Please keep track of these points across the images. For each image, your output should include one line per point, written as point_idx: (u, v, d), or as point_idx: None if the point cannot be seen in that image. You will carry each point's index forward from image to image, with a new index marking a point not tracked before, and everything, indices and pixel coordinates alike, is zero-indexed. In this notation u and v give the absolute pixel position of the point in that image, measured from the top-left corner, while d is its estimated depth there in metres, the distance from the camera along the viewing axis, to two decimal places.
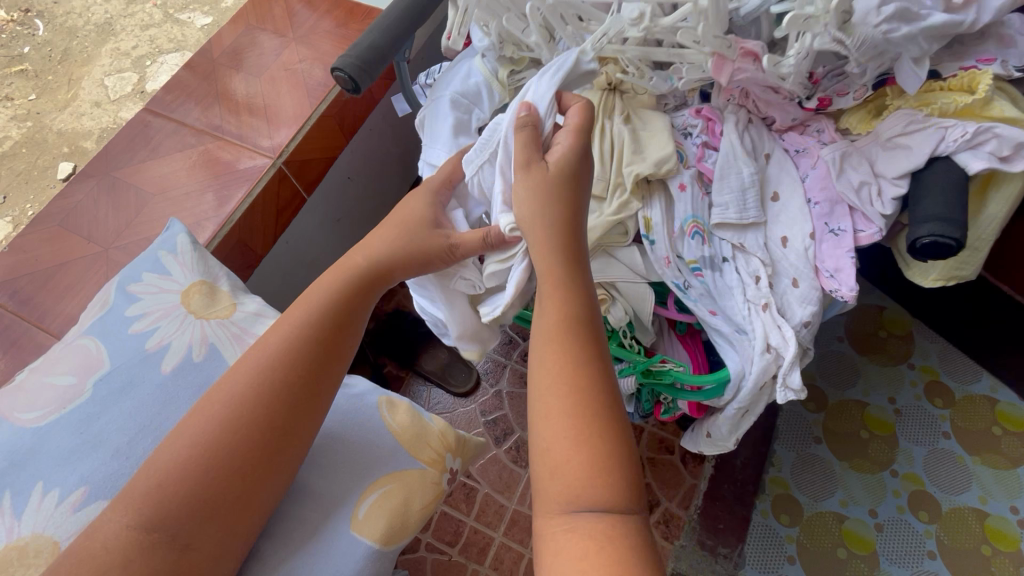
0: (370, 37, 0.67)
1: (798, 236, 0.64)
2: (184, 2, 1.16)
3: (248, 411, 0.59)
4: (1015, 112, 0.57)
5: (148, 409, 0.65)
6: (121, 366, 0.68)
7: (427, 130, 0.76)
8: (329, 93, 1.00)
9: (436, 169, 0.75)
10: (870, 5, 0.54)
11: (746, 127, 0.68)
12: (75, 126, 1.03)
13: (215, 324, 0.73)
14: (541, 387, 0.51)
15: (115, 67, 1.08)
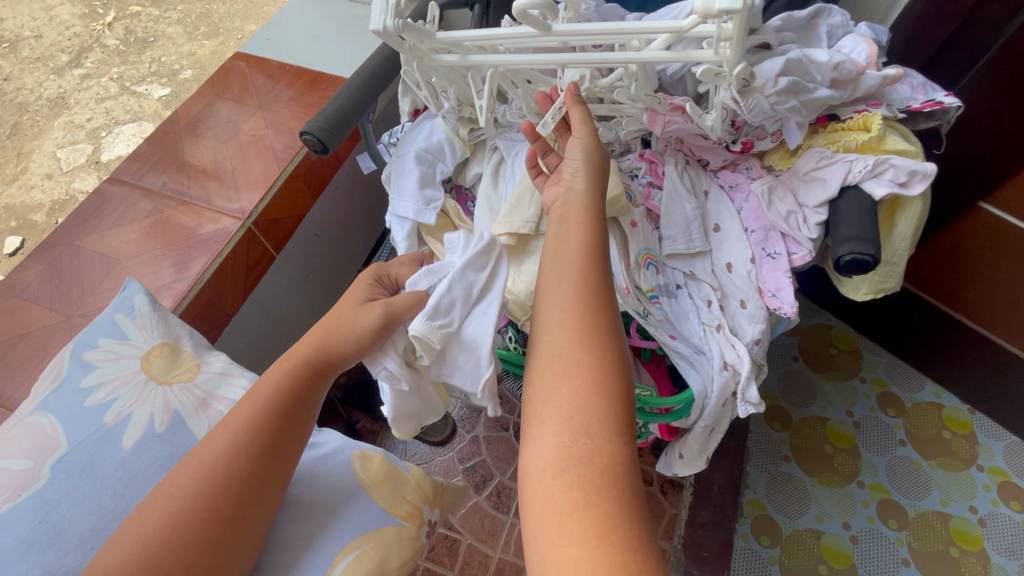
0: (336, 103, 0.73)
1: (740, 261, 0.71)
2: (140, 74, 1.18)
3: (225, 476, 0.57)
4: (904, 145, 0.66)
5: (114, 490, 0.62)
6: (80, 445, 0.64)
7: (394, 184, 0.81)
8: (296, 155, 1.04)
9: (405, 220, 0.79)
10: (769, 75, 0.59)
11: (684, 168, 0.76)
12: (24, 200, 1.02)
13: (178, 390, 0.71)
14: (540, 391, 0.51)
15: (69, 139, 1.08)
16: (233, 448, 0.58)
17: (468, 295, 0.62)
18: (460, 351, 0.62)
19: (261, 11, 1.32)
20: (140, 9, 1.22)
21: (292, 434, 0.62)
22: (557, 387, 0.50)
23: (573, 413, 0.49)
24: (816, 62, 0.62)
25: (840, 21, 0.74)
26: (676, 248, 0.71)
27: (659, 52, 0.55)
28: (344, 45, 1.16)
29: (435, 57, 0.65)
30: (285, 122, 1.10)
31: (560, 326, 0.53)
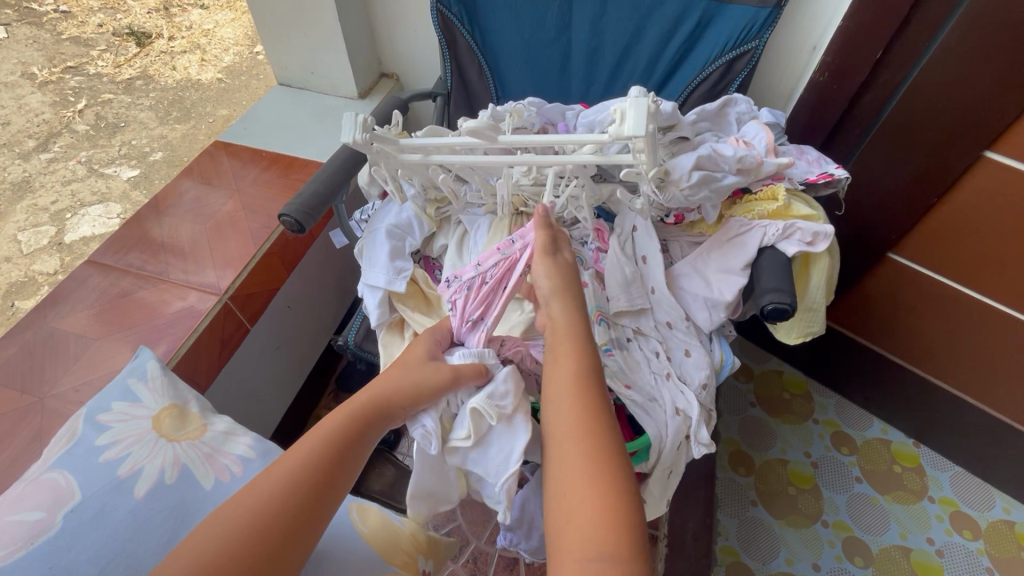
0: (312, 187, 0.80)
1: (678, 318, 0.80)
2: (109, 156, 1.24)
3: (279, 512, 0.58)
4: (807, 210, 0.77)
5: (127, 537, 0.62)
6: (93, 495, 0.64)
7: (366, 257, 0.87)
8: (273, 233, 1.11)
9: (376, 289, 0.85)
10: (683, 172, 0.71)
11: (627, 237, 0.85)
12: None
13: (188, 445, 0.72)
14: (563, 441, 0.60)
15: (31, 222, 1.11)
16: (290, 486, 0.60)
17: (518, 395, 0.70)
18: (500, 439, 0.69)
19: (234, 98, 1.43)
20: (113, 97, 1.31)
21: (338, 483, 0.63)
22: (567, 447, 0.59)
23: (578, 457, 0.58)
24: (724, 156, 0.74)
25: (746, 108, 0.88)
26: (620, 305, 0.79)
27: (587, 157, 0.66)
28: (315, 132, 1.27)
29: (401, 155, 0.74)
30: (260, 202, 1.17)
31: (559, 389, 0.63)
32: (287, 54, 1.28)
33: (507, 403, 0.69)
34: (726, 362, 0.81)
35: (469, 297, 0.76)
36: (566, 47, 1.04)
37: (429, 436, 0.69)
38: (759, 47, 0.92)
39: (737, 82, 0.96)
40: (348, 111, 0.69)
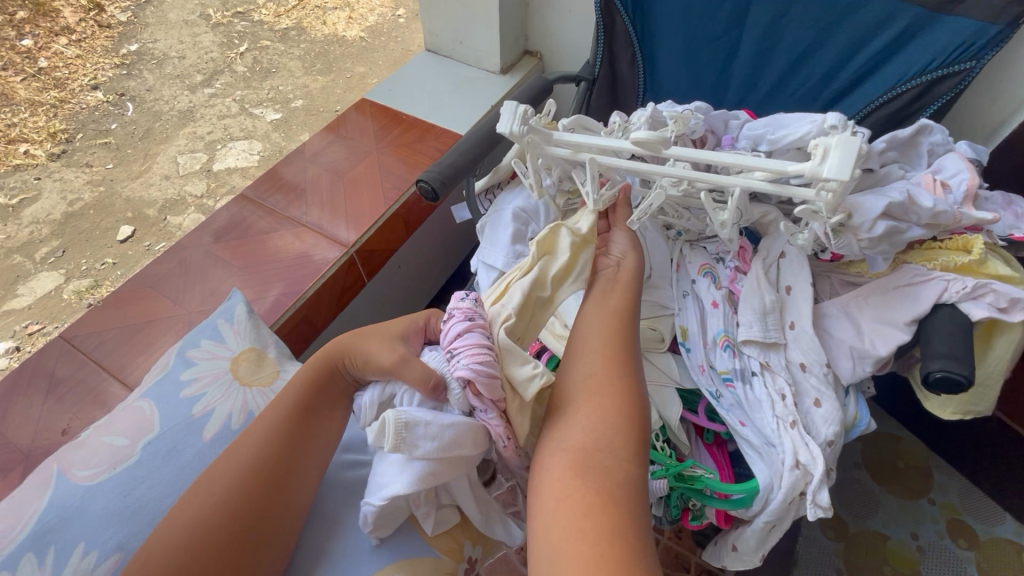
0: (451, 158, 0.82)
1: (816, 363, 0.71)
2: (258, 98, 1.35)
3: (239, 504, 0.59)
4: (1007, 271, 0.65)
5: (187, 477, 0.68)
6: (170, 431, 0.71)
7: (488, 235, 0.87)
8: (403, 194, 1.14)
9: (492, 269, 0.85)
10: (865, 220, 0.62)
11: (771, 261, 0.78)
12: (141, 195, 1.17)
13: (257, 394, 0.77)
14: (593, 357, 0.61)
15: (189, 147, 1.25)
16: (263, 445, 0.62)
17: (448, 435, 0.57)
18: (394, 465, 0.60)
19: (372, 57, 1.47)
20: (269, 44, 1.42)
21: (312, 440, 0.65)
22: (598, 367, 0.60)
23: (584, 431, 0.55)
24: (919, 205, 0.63)
25: (942, 139, 0.76)
26: (751, 335, 0.72)
27: (760, 183, 0.60)
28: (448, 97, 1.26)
29: (549, 147, 0.73)
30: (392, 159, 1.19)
31: (602, 339, 0.62)
32: (440, 21, 1.29)
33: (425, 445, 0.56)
34: (859, 421, 0.72)
35: (469, 350, 0.60)
36: (735, 43, 0.95)
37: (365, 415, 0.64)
38: (976, 69, 0.78)
39: (934, 106, 0.83)
40: (509, 103, 0.70)
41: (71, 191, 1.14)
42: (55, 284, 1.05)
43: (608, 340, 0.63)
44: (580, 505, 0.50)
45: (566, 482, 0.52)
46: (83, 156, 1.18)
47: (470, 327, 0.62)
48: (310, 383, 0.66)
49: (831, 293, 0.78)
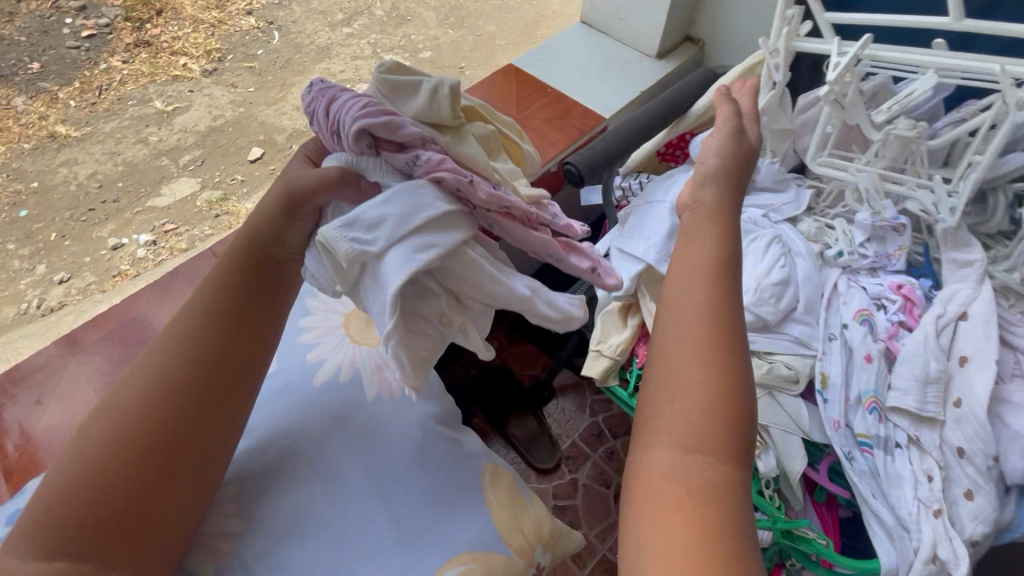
0: (598, 141, 0.79)
1: (979, 453, 0.62)
2: (390, 45, 1.51)
3: (154, 415, 0.55)
4: None
5: (295, 416, 0.68)
6: (287, 370, 0.72)
7: (634, 227, 0.79)
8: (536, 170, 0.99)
9: (636, 263, 0.75)
10: None
11: (947, 324, 0.68)
12: (275, 120, 1.47)
13: (365, 351, 0.74)
14: (676, 333, 0.54)
15: (321, 78, 1.52)
16: (193, 334, 0.59)
17: (395, 227, 0.50)
18: (371, 285, 0.50)
19: (505, 17, 1.49)
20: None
21: (243, 338, 0.61)
22: (676, 349, 0.53)
23: (690, 418, 0.49)
24: None
25: None
26: (905, 402, 0.64)
27: None
28: (591, 63, 1.16)
29: (800, 40, 0.73)
30: (540, 123, 1.04)
31: (687, 306, 0.54)
32: None
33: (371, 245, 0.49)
34: (1015, 526, 0.63)
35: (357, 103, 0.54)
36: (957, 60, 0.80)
37: (320, 278, 0.54)
38: None
39: None
40: None
41: (217, 107, 1.51)
42: (193, 191, 1.41)
43: (685, 306, 0.54)
44: (685, 510, 0.46)
45: (667, 473, 0.48)
46: (235, 78, 1.55)
47: (333, 97, 0.56)
48: (236, 273, 0.61)
49: (1014, 370, 0.66)
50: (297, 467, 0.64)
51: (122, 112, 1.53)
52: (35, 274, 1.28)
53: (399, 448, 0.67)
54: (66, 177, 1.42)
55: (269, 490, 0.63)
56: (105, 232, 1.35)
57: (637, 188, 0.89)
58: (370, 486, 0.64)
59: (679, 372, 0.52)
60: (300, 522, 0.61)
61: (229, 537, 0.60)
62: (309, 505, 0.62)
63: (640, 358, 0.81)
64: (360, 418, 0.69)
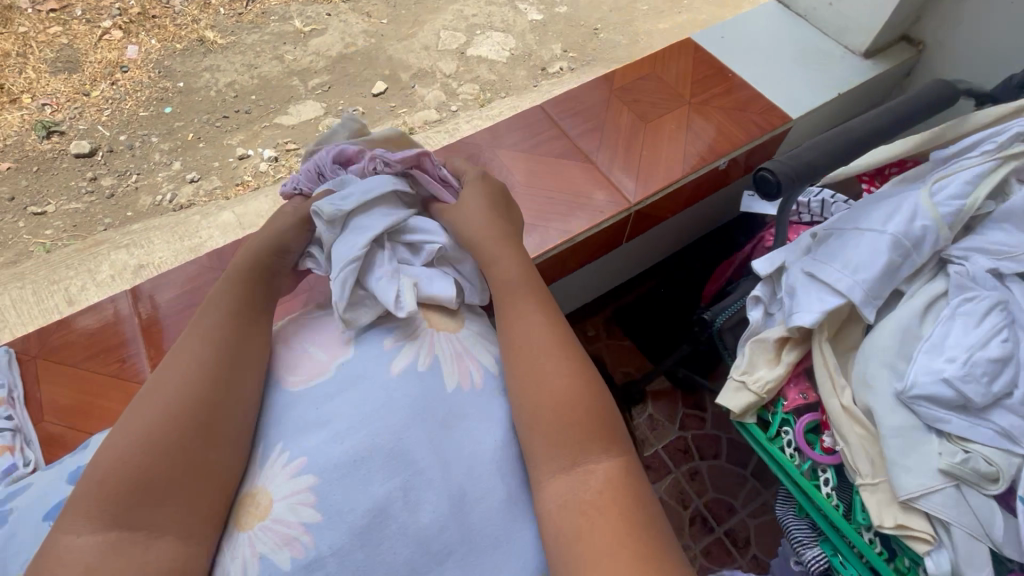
0: (809, 153, 0.67)
1: None
2: (498, 16, 1.88)
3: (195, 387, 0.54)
4: None
5: (369, 404, 0.57)
6: (361, 356, 0.61)
7: (836, 254, 0.70)
8: (705, 165, 0.88)
9: (840, 293, 0.67)
10: None
11: None
12: (406, 60, 1.81)
13: (444, 337, 0.64)
14: (532, 347, 0.61)
15: (448, 28, 1.87)
16: (199, 342, 0.58)
17: (359, 198, 0.71)
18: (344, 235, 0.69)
19: None
20: None
21: (250, 335, 0.61)
22: (537, 357, 0.60)
23: (560, 395, 0.57)
24: None
25: None
26: None
27: None
28: (782, 48, 1.03)
29: None
30: (714, 113, 0.93)
31: (534, 320, 0.62)
32: None
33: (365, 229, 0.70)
34: None
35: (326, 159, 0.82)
36: None
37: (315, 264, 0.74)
38: None
39: None
40: None
41: (344, 40, 1.86)
42: (317, 115, 1.71)
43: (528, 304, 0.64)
44: (591, 476, 0.53)
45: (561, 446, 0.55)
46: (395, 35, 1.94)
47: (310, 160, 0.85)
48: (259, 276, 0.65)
49: None
50: (374, 464, 0.54)
51: (266, 28, 1.90)
52: (171, 169, 1.62)
53: (484, 452, 0.58)
54: (207, 82, 1.79)
55: (341, 486, 0.52)
56: (235, 141, 1.67)
57: (819, 208, 0.84)
58: (456, 494, 0.55)
59: (521, 343, 0.61)
60: (381, 527, 0.52)
61: (298, 537, 0.50)
62: (391, 508, 0.52)
63: (789, 401, 0.71)
64: (444, 411, 0.58)
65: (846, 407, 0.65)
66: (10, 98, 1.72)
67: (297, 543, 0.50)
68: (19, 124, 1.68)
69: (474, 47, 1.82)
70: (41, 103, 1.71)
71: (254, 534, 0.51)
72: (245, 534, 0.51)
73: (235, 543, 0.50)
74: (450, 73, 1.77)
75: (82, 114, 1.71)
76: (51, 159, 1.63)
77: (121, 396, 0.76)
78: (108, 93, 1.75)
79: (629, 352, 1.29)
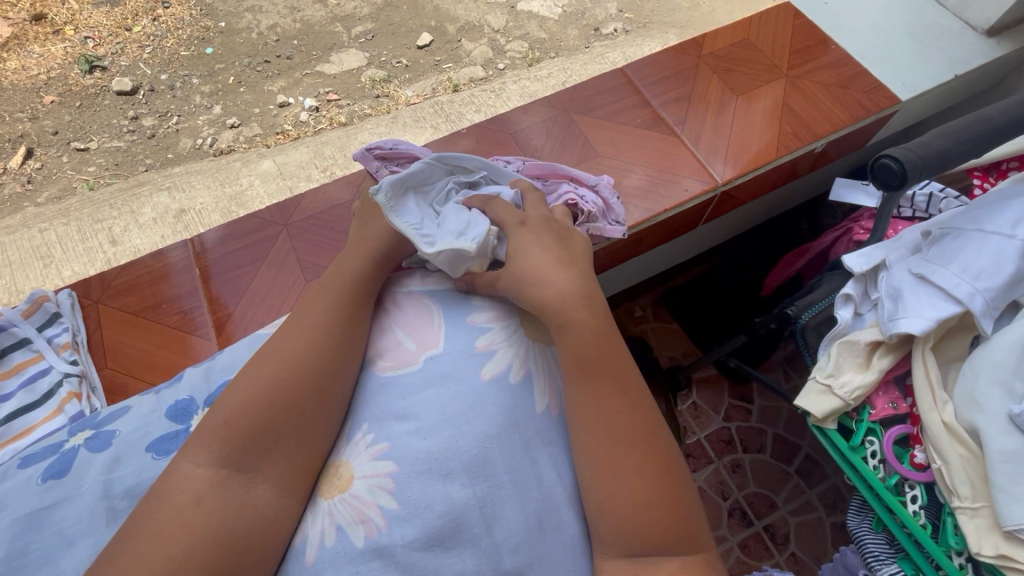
0: (942, 142, 0.59)
1: None
2: None
3: (320, 366, 0.55)
4: None
5: (457, 407, 0.56)
6: (450, 354, 0.60)
7: (954, 258, 0.64)
8: (802, 147, 0.81)
9: (957, 302, 0.62)
10: None
11: None
12: (454, 12, 1.71)
13: (537, 351, 0.62)
14: (599, 419, 0.54)
15: None
16: (325, 316, 0.58)
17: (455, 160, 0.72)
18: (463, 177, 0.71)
19: None
20: None
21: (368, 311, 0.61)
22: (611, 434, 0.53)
23: (633, 483, 0.52)
24: None
25: None
26: None
27: None
28: (892, 18, 0.92)
29: None
30: (814, 88, 0.85)
31: (602, 385, 0.55)
32: None
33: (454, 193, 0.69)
34: None
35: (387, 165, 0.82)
36: None
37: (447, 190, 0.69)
38: None
39: None
40: None
41: None
42: (359, 65, 1.64)
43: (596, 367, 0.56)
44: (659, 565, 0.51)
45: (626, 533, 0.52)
46: None
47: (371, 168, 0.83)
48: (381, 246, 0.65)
49: None
50: (454, 467, 0.53)
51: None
52: (211, 113, 1.58)
53: (561, 477, 0.57)
54: (248, 24, 1.72)
55: (421, 482, 0.52)
56: (276, 87, 1.61)
57: (924, 202, 0.77)
58: (533, 515, 0.54)
59: (590, 412, 0.55)
60: (453, 530, 0.51)
61: (375, 517, 0.51)
62: (466, 515, 0.52)
63: (877, 410, 0.67)
64: (530, 428, 0.57)
65: (948, 424, 0.61)
66: (54, 29, 1.68)
67: (371, 523, 0.51)
68: (62, 56, 1.64)
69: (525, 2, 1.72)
70: (84, 36, 1.67)
71: (334, 504, 0.53)
72: (328, 503, 0.53)
73: (318, 511, 0.53)
74: (498, 29, 1.67)
75: (124, 49, 1.66)
76: (93, 95, 1.59)
77: (179, 346, 0.75)
78: (149, 29, 1.70)
79: (674, 337, 1.23)
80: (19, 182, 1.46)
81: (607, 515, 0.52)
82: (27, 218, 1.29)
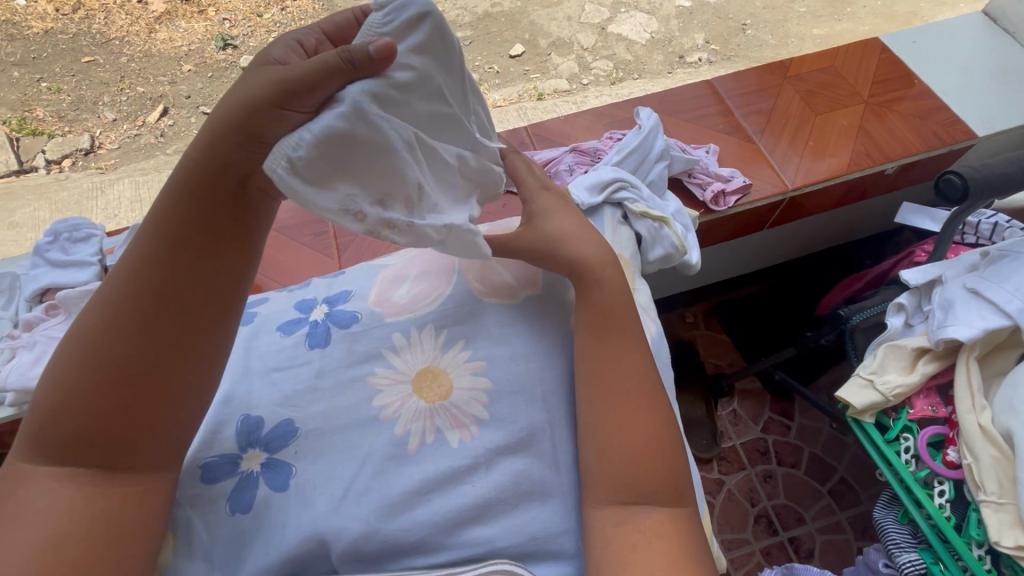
0: (1009, 166, 0.65)
1: None
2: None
3: (134, 344, 0.46)
4: None
5: (552, 344, 0.65)
6: (545, 298, 0.68)
7: (1007, 278, 0.69)
8: (875, 167, 0.87)
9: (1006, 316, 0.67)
10: None
11: None
12: (547, 29, 1.85)
13: None
14: (603, 360, 0.59)
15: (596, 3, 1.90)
16: (128, 283, 0.47)
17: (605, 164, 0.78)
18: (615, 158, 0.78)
19: None
20: None
21: (195, 262, 0.48)
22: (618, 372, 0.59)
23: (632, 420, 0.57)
24: None
25: None
26: None
27: None
28: (980, 62, 0.97)
29: None
30: (893, 115, 0.91)
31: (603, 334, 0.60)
32: None
33: (400, 212, 0.47)
34: None
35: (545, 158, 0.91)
36: None
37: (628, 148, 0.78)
38: None
39: None
40: None
41: None
42: None
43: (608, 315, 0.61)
44: (647, 495, 0.55)
45: (619, 456, 0.56)
46: None
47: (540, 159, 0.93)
48: (185, 174, 0.47)
49: None
50: (534, 394, 0.61)
51: None
52: None
53: None
54: None
55: (507, 402, 0.60)
56: None
57: (989, 231, 0.81)
58: None
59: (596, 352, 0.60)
60: (529, 443, 0.59)
61: (469, 425, 0.59)
62: (541, 433, 0.60)
63: (915, 410, 0.71)
64: None
65: (983, 428, 0.65)
66: (199, 9, 1.95)
67: (467, 429, 0.59)
68: (203, 33, 1.90)
69: (616, 25, 1.84)
70: (222, 18, 1.93)
71: (434, 408, 0.59)
72: (426, 404, 0.60)
73: (420, 410, 0.59)
74: (587, 47, 1.80)
75: (254, 33, 1.91)
76: (223, 69, 1.83)
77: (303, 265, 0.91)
78: (277, 17, 1.94)
79: (723, 345, 1.29)
80: (154, 134, 1.68)
81: (607, 440, 0.57)
82: (161, 164, 1.52)
